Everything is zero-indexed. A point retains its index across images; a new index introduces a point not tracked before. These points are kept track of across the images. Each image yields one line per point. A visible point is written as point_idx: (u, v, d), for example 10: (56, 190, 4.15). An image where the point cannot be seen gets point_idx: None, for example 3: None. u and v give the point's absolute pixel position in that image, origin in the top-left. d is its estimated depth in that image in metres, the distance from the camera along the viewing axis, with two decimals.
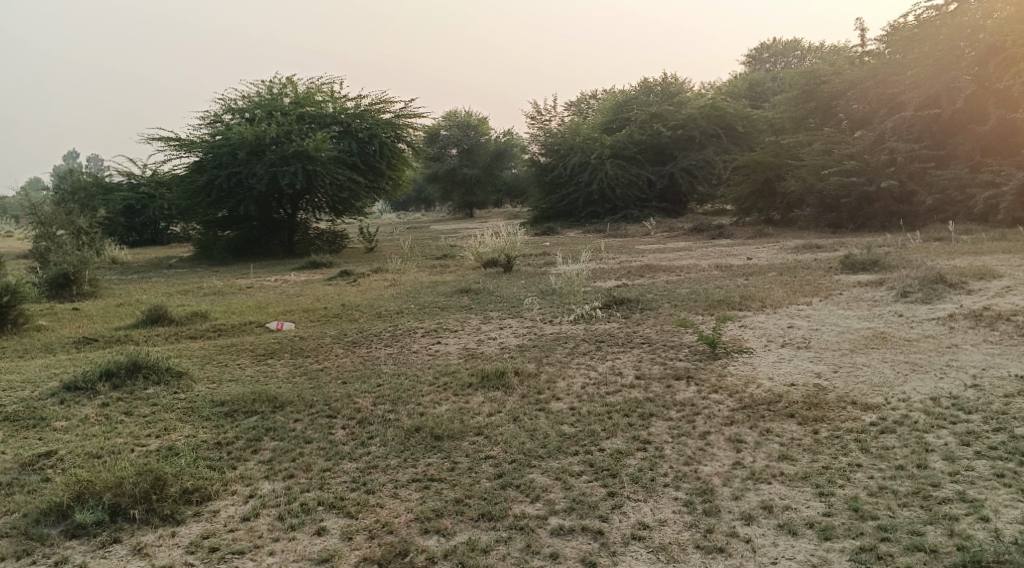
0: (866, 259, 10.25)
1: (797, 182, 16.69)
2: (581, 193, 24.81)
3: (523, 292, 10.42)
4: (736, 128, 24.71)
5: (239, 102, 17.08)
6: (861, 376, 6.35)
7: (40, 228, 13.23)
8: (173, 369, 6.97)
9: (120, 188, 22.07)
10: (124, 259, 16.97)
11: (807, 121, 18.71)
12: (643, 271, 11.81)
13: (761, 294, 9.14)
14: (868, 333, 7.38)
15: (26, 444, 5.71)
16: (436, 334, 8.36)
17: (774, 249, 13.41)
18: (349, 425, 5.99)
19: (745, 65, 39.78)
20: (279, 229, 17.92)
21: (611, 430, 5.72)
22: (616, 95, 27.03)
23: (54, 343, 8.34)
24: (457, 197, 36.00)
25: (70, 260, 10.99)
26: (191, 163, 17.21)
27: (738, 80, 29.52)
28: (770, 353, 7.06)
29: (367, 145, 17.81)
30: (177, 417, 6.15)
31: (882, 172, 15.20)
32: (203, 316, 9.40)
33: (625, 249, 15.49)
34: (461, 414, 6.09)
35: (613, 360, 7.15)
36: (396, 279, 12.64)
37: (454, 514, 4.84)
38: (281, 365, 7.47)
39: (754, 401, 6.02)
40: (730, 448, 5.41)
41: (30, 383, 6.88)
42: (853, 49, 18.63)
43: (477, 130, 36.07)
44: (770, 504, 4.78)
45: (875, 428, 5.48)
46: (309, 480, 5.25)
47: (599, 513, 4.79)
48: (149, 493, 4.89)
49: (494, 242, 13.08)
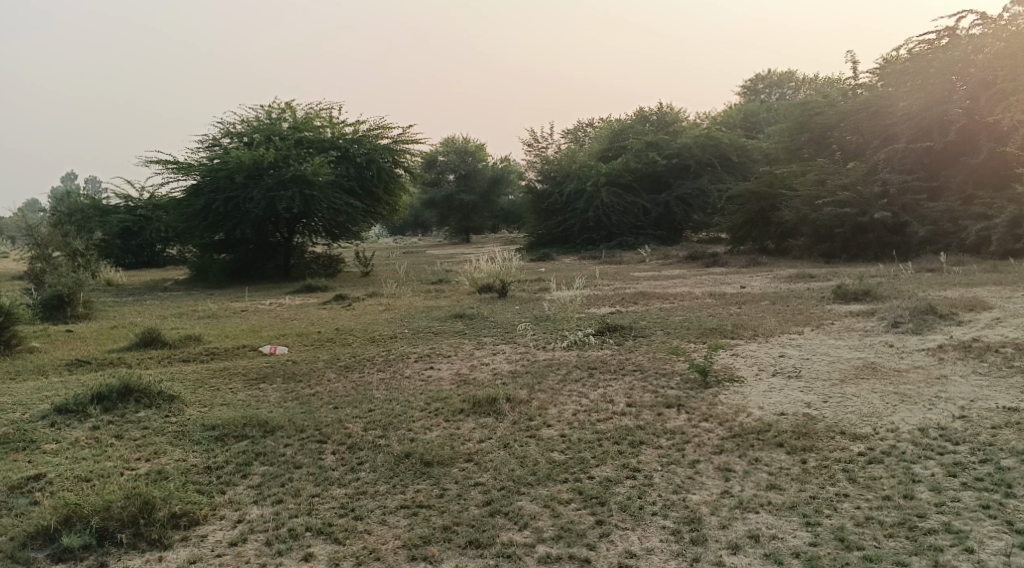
0: (858, 288, 10.32)
1: (791, 212, 16.80)
2: (577, 220, 24.93)
3: (517, 317, 10.46)
4: (731, 158, 24.89)
5: (237, 127, 17.21)
6: (851, 406, 6.37)
7: (36, 249, 13.26)
8: (164, 393, 6.97)
9: (117, 210, 22.13)
10: (119, 281, 16.98)
11: (801, 151, 18.87)
12: (637, 298, 11.86)
13: (753, 322, 9.19)
14: (858, 363, 7.42)
15: (16, 467, 5.70)
16: (429, 359, 8.38)
17: (767, 279, 13.48)
18: (339, 450, 6.00)
19: (740, 95, 40.22)
20: (274, 253, 17.96)
21: (601, 457, 5.73)
22: (612, 123, 27.26)
23: (47, 364, 8.35)
24: (454, 223, 36.13)
25: (65, 282, 11.02)
26: (188, 187, 17.29)
27: (733, 110, 29.80)
28: (761, 382, 7.10)
29: (365, 170, 17.94)
30: (168, 441, 6.14)
31: (875, 203, 15.30)
32: (197, 339, 9.40)
33: (620, 276, 15.53)
34: (451, 440, 6.09)
35: (605, 387, 7.17)
36: (390, 303, 12.68)
37: (441, 541, 4.84)
38: (273, 389, 7.47)
39: (743, 430, 6.04)
40: (719, 477, 5.42)
41: (21, 405, 6.88)
42: (846, 80, 18.82)
43: (475, 156, 36.32)
44: (757, 534, 4.79)
45: (863, 459, 5.51)
46: (297, 505, 5.25)
47: (587, 541, 4.80)
48: (137, 517, 4.89)
49: (489, 268, 13.15)
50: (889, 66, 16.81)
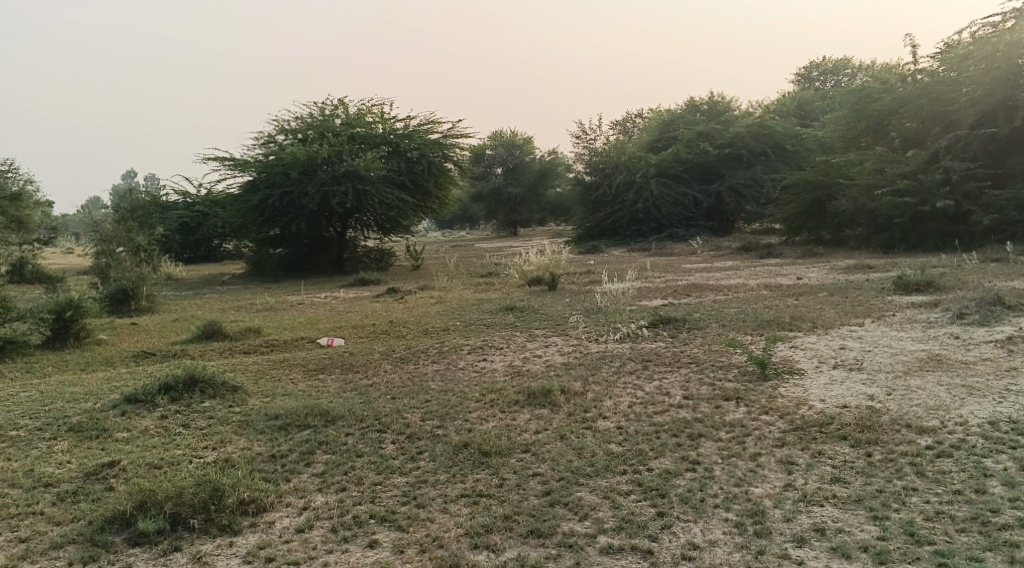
0: (919, 279, 10.10)
1: (848, 202, 16.50)
2: (626, 212, 24.77)
3: (570, 310, 10.45)
4: (785, 147, 24.53)
5: (292, 123, 17.48)
6: (916, 399, 6.25)
7: (101, 245, 13.61)
8: (228, 384, 7.12)
9: (175, 206, 22.60)
10: (179, 275, 17.34)
11: (858, 140, 18.49)
12: (690, 290, 11.78)
13: (811, 314, 9.06)
14: (922, 355, 7.27)
15: (90, 454, 5.88)
16: (482, 351, 8.42)
17: (824, 270, 13.26)
18: (398, 439, 6.07)
19: (794, 84, 39.62)
20: (328, 247, 18.20)
21: (659, 450, 5.71)
22: (662, 114, 27.07)
23: (114, 356, 8.59)
24: (502, 216, 36.18)
25: (129, 276, 11.31)
26: (245, 183, 17.60)
27: (786, 99, 29.34)
28: (821, 375, 6.99)
29: (415, 165, 18.05)
30: (233, 430, 6.28)
31: (936, 193, 14.96)
32: (257, 331, 9.58)
33: (672, 268, 15.42)
34: (508, 431, 6.12)
35: (660, 380, 7.13)
36: (442, 296, 12.76)
37: (503, 530, 4.88)
38: (332, 380, 7.58)
39: (805, 422, 5.96)
40: (781, 470, 5.37)
41: (92, 395, 7.07)
42: (904, 66, 18.37)
43: (523, 149, 36.34)
44: (823, 527, 4.73)
45: (931, 452, 5.40)
46: (361, 493, 5.33)
47: (649, 532, 4.79)
48: (208, 503, 5.02)
49: (540, 261, 13.18)
50: (949, 51, 16.36)
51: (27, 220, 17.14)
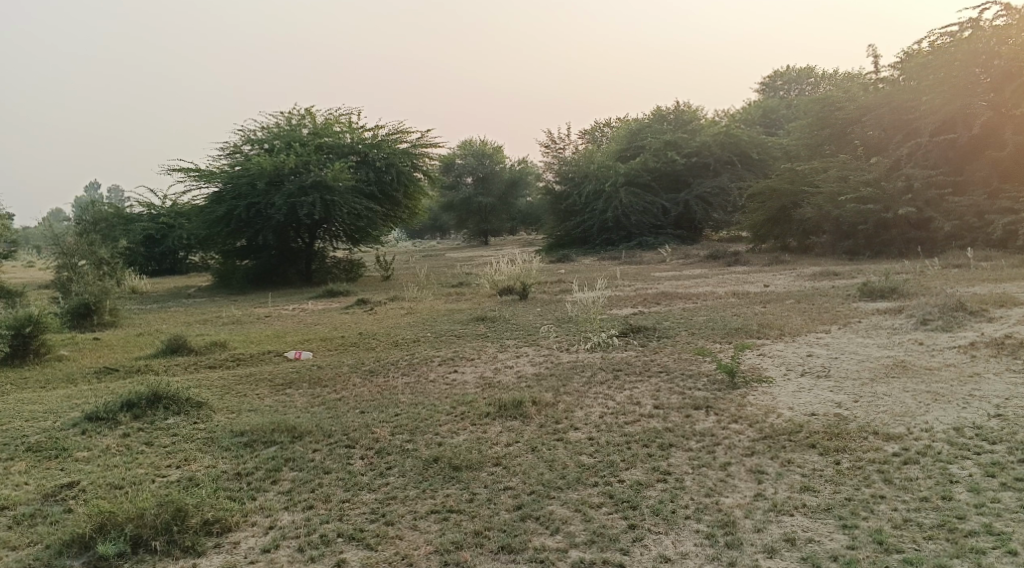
0: (885, 286, 10.21)
1: (814, 209, 16.67)
2: (595, 220, 24.84)
3: (540, 320, 10.42)
4: (751, 155, 24.76)
5: (258, 134, 17.33)
6: (883, 405, 6.30)
7: (63, 258, 13.38)
8: (193, 400, 7.01)
9: (140, 219, 22.28)
10: (144, 288, 17.11)
11: (822, 147, 18.68)
12: (659, 299, 11.81)
13: (779, 322, 9.11)
14: (888, 362, 7.33)
15: (49, 475, 5.74)
16: (453, 362, 8.37)
17: (791, 277, 13.38)
18: (367, 455, 6.00)
19: (759, 92, 40.06)
20: (296, 258, 18.05)
21: (630, 460, 5.70)
22: (630, 123, 27.21)
23: (75, 372, 8.42)
24: (472, 225, 36.14)
25: (92, 290, 11.11)
26: (211, 194, 17.41)
27: (751, 107, 29.63)
28: (790, 382, 7.02)
29: (384, 175, 17.95)
30: (197, 448, 6.17)
31: (899, 200, 15.16)
32: (223, 345, 9.45)
33: (641, 276, 15.50)
34: (478, 444, 6.08)
35: (631, 389, 7.13)
36: (412, 307, 12.70)
37: (473, 546, 4.83)
38: (299, 395, 7.48)
39: (774, 431, 5.98)
40: (751, 479, 5.37)
41: (52, 413, 6.93)
42: (866, 75, 18.60)
43: (492, 158, 36.30)
44: (793, 537, 4.74)
45: (898, 459, 5.44)
46: (328, 510, 5.25)
47: (620, 545, 4.77)
48: (170, 525, 4.92)
49: (510, 270, 13.14)
50: (910, 60, 16.58)
51: None
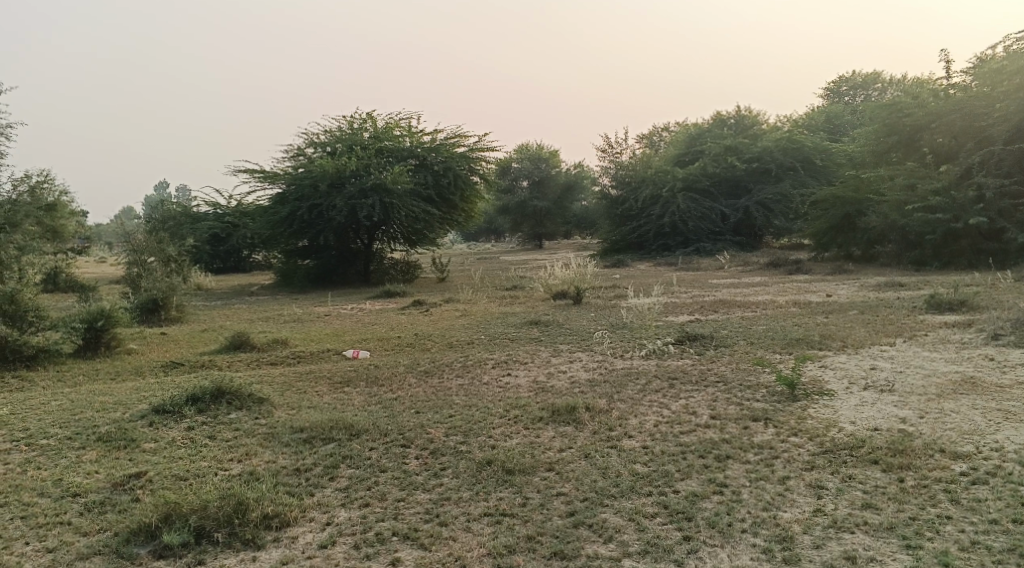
0: (952, 298, 9.94)
1: (879, 218, 16.32)
2: (652, 226, 24.67)
3: (594, 325, 10.39)
4: (815, 162, 24.34)
5: (321, 136, 17.60)
6: (950, 422, 6.13)
7: (133, 255, 13.82)
8: (255, 396, 7.15)
9: (205, 217, 22.81)
10: (208, 285, 17.52)
11: (888, 155, 18.27)
12: (717, 307, 11.69)
13: (841, 333, 8.93)
14: (956, 377, 7.14)
15: (118, 464, 5.91)
16: (506, 366, 8.39)
17: (855, 287, 13.11)
18: (422, 455, 6.05)
19: (824, 97, 39.38)
20: (355, 259, 18.29)
21: (685, 471, 5.64)
22: (689, 128, 26.98)
23: (143, 366, 8.64)
24: (527, 229, 36.20)
25: (159, 286, 11.40)
26: (274, 195, 17.75)
27: (816, 113, 29.13)
28: (852, 396, 6.88)
29: (442, 178, 18.08)
30: (258, 442, 6.29)
31: (969, 209, 14.77)
32: (284, 343, 9.61)
33: (699, 283, 15.34)
34: (532, 448, 6.08)
35: (687, 398, 7.06)
36: (467, 309, 12.76)
37: (526, 551, 4.83)
38: (357, 393, 7.58)
39: (835, 445, 5.87)
40: (811, 494, 5.28)
41: (121, 405, 7.12)
42: (936, 80, 18.13)
43: (549, 162, 36.29)
44: (854, 555, 4.64)
45: (965, 479, 5.29)
46: (384, 509, 5.31)
47: (675, 556, 4.73)
48: (232, 517, 5.03)
49: (564, 274, 13.12)
50: (983, 65, 16.11)
51: (61, 229, 17.34)
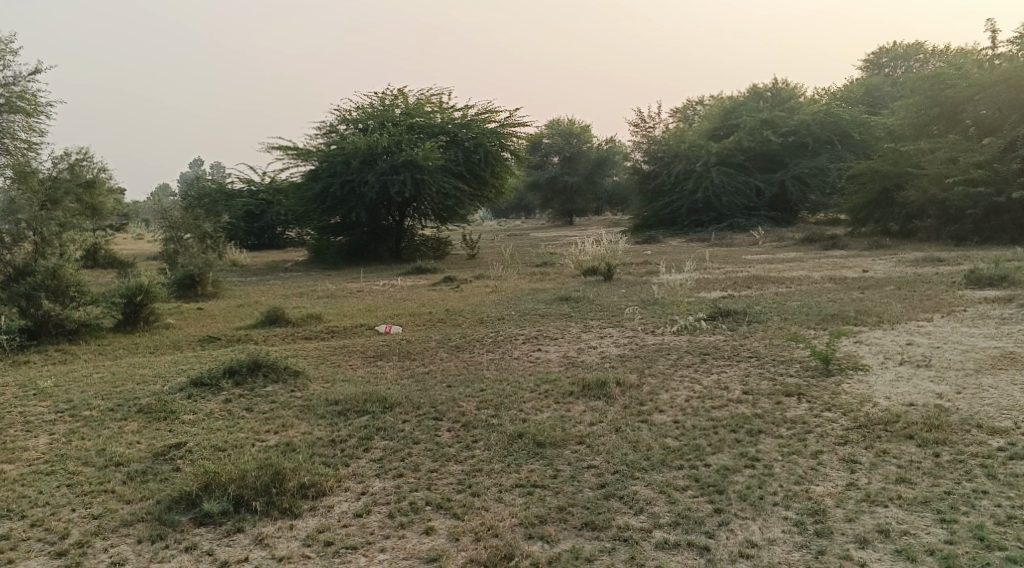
0: (993, 273, 9.78)
1: (917, 192, 16.07)
2: (685, 201, 24.48)
3: (626, 300, 10.38)
4: (851, 136, 23.97)
5: (353, 113, 17.66)
6: (987, 398, 6.06)
7: (169, 231, 14.00)
8: (290, 369, 7.24)
9: (240, 194, 23.05)
10: (243, 261, 17.73)
11: (928, 128, 17.93)
12: (750, 282, 11.61)
13: (878, 309, 8.84)
14: (995, 353, 7.04)
15: (158, 435, 6.04)
16: (537, 341, 8.43)
17: (891, 262, 12.95)
18: (454, 427, 6.11)
19: (861, 70, 38.69)
20: (387, 235, 18.39)
21: (717, 445, 5.65)
22: (723, 102, 26.71)
23: (181, 340, 8.79)
24: (558, 205, 36.11)
25: (196, 262, 11.57)
26: (307, 172, 17.86)
27: (853, 86, 28.64)
28: (888, 371, 6.81)
29: (473, 154, 18.08)
30: (294, 414, 6.39)
31: (1012, 183, 14.49)
32: (318, 318, 9.72)
33: (733, 259, 15.23)
34: (563, 422, 6.12)
35: (718, 374, 7.04)
36: (498, 285, 12.81)
37: (557, 521, 4.88)
38: (390, 367, 7.65)
39: (869, 420, 5.83)
40: (844, 468, 5.26)
41: (160, 378, 7.26)
42: (979, 51, 17.71)
43: (580, 138, 36.12)
44: (887, 528, 4.62)
45: (1002, 454, 5.24)
46: (417, 480, 5.38)
47: (706, 528, 4.75)
48: (269, 486, 5.13)
49: (596, 250, 13.10)
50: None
51: (100, 206, 17.61)
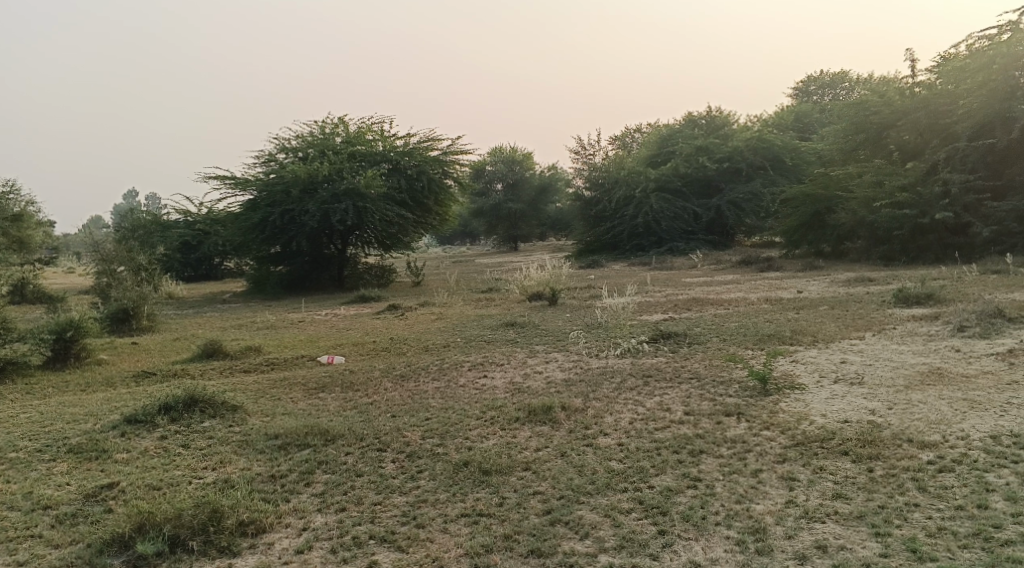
0: (921, 292, 10.09)
1: (848, 214, 16.53)
2: (626, 226, 24.76)
3: (570, 325, 10.44)
4: (784, 160, 24.59)
5: (292, 141, 17.53)
6: (917, 412, 6.24)
7: (102, 264, 13.65)
8: (228, 403, 7.11)
9: (176, 225, 22.65)
10: (180, 293, 17.38)
11: (856, 152, 18.49)
12: (690, 304, 11.79)
13: (813, 328, 9.04)
14: (924, 369, 7.25)
15: (90, 476, 5.86)
16: (482, 367, 8.42)
17: (825, 283, 13.27)
18: (399, 458, 6.06)
19: (792, 97, 39.79)
20: (329, 264, 18.22)
21: (660, 467, 5.70)
22: (661, 128, 27.21)
23: (115, 376, 8.57)
24: (502, 231, 36.21)
25: (130, 296, 11.31)
26: (246, 202, 17.63)
27: (785, 112, 29.41)
28: (823, 389, 6.97)
29: (415, 182, 18.08)
30: (232, 450, 6.26)
31: (936, 205, 15.00)
32: (257, 350, 9.56)
33: (673, 282, 15.44)
34: (508, 449, 6.11)
35: (661, 396, 7.11)
36: (442, 312, 12.77)
37: (503, 550, 4.86)
38: (332, 399, 7.56)
39: (806, 438, 5.95)
40: (783, 486, 5.34)
41: (92, 416, 7.06)
42: (901, 78, 18.37)
43: (522, 165, 36.38)
44: (825, 544, 4.71)
45: (933, 467, 5.39)
46: (360, 513, 5.31)
47: (650, 551, 4.77)
48: (207, 525, 5.01)
49: (540, 276, 13.16)
50: (947, 63, 16.36)
51: (29, 240, 17.11)
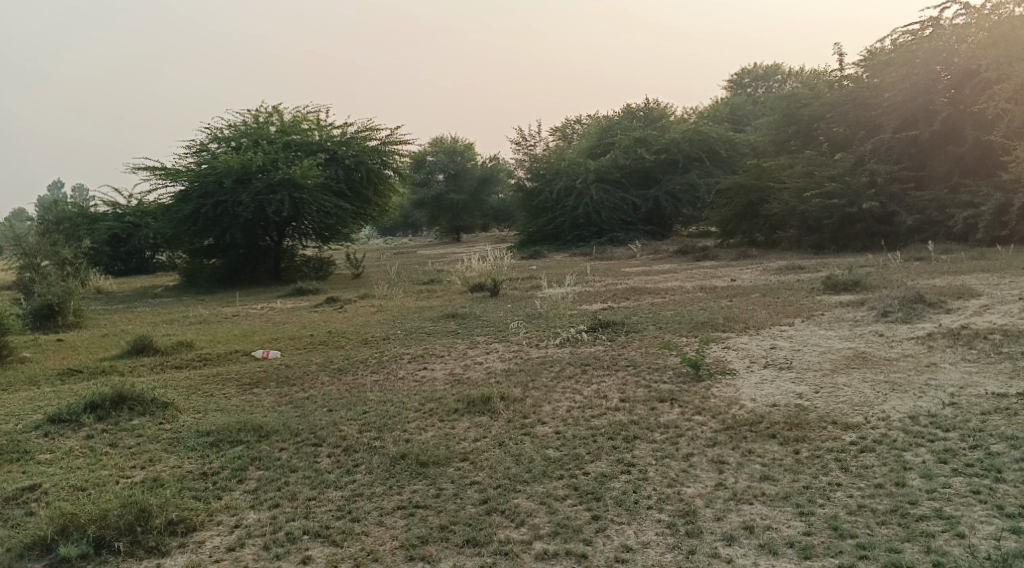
0: (848, 278, 10.37)
1: (779, 204, 16.88)
2: (566, 217, 24.82)
3: (510, 315, 10.47)
4: (719, 152, 24.98)
5: (225, 131, 17.23)
6: (841, 396, 6.42)
7: (24, 259, 13.21)
8: (158, 401, 6.97)
9: (105, 218, 22.07)
10: (110, 288, 16.94)
11: (787, 142, 18.90)
12: (628, 293, 11.91)
13: (745, 316, 9.22)
14: (849, 353, 7.46)
15: (10, 478, 5.70)
16: (421, 359, 8.40)
17: (758, 271, 13.53)
18: (335, 453, 6.01)
19: (727, 89, 40.40)
20: (265, 257, 17.95)
21: (596, 453, 5.76)
22: (599, 120, 27.41)
23: (38, 375, 8.33)
24: (443, 222, 36.08)
25: (55, 291, 11.00)
26: (177, 193, 17.25)
27: (719, 104, 29.88)
28: (753, 374, 7.12)
29: (353, 172, 17.92)
30: (163, 448, 6.15)
31: (862, 194, 15.41)
32: (189, 345, 9.38)
33: (611, 272, 15.58)
34: (446, 440, 6.12)
35: (598, 384, 7.19)
36: (382, 304, 12.70)
37: (438, 540, 4.87)
38: (267, 394, 7.46)
39: (736, 422, 6.08)
40: (713, 469, 5.45)
41: (13, 416, 6.86)
42: (829, 71, 18.83)
43: (463, 155, 36.32)
44: (752, 525, 4.82)
45: (855, 448, 5.56)
46: (294, 508, 5.27)
47: (584, 536, 4.83)
48: (134, 526, 4.91)
49: (481, 266, 13.17)
50: (873, 58, 16.87)
51: None
